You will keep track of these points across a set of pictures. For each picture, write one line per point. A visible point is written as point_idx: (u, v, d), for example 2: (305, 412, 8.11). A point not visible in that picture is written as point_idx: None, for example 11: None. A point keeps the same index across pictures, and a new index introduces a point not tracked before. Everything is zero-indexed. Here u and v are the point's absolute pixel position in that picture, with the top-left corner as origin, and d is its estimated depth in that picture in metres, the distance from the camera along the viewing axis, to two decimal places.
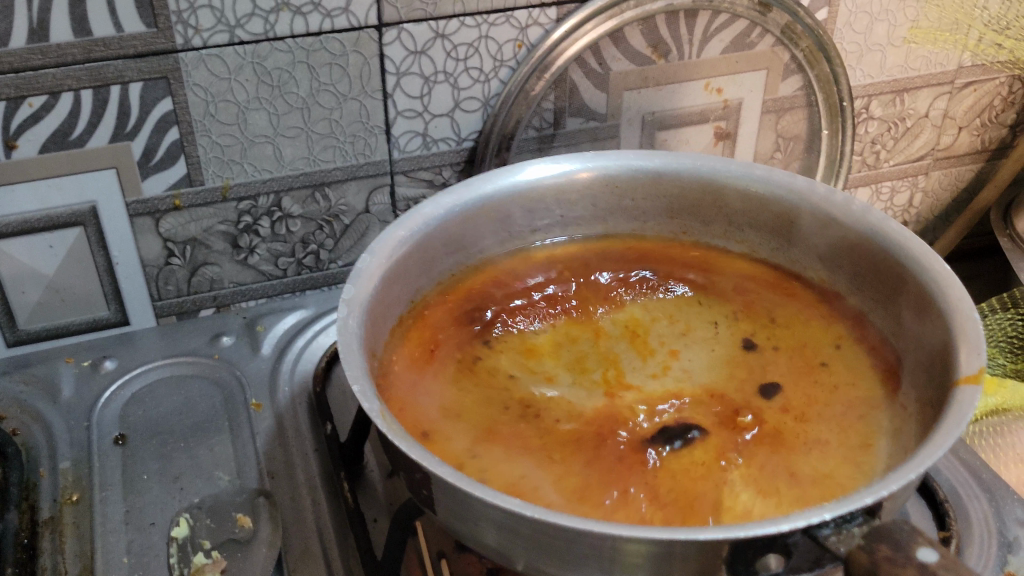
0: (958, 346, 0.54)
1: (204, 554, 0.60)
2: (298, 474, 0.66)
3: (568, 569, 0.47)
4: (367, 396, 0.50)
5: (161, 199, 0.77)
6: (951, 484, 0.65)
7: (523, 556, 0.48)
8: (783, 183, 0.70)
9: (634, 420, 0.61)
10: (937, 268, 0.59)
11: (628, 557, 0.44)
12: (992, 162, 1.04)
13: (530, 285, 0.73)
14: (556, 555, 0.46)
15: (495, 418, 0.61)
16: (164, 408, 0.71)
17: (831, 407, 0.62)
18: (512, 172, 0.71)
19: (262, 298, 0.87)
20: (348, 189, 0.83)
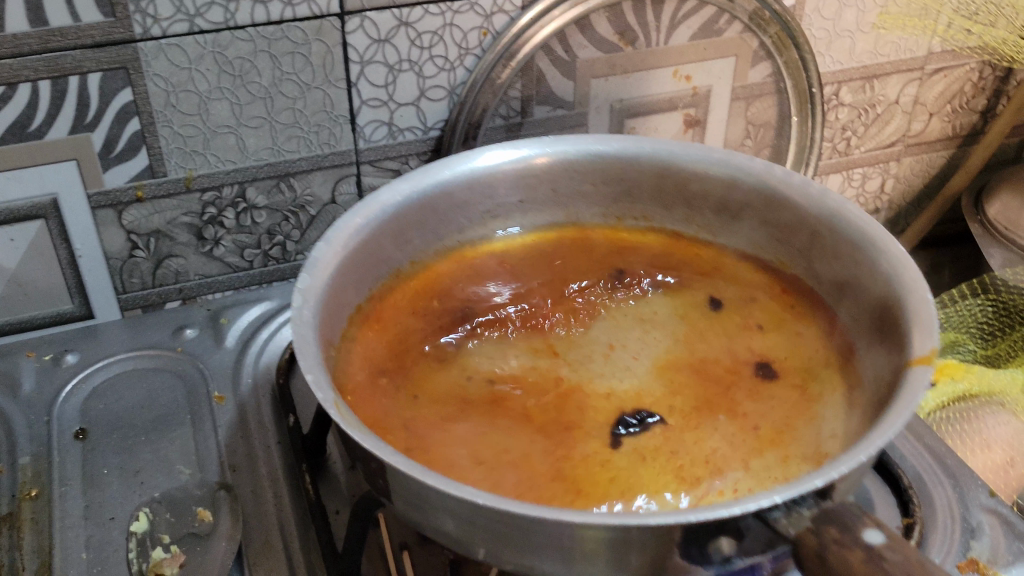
0: (911, 328, 0.54)
1: (163, 549, 0.59)
2: (260, 467, 0.65)
3: (523, 557, 0.47)
4: (321, 386, 0.50)
5: (123, 190, 0.77)
6: (916, 470, 0.65)
7: (480, 545, 0.48)
8: (741, 167, 0.69)
9: (592, 407, 0.61)
10: (891, 250, 0.59)
11: (584, 543, 0.45)
12: (963, 148, 1.04)
13: (491, 273, 0.73)
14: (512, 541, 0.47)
15: (454, 407, 0.61)
16: (126, 402, 0.71)
17: (789, 391, 0.63)
18: (470, 158, 0.70)
19: (229, 290, 0.86)
20: (313, 179, 0.83)
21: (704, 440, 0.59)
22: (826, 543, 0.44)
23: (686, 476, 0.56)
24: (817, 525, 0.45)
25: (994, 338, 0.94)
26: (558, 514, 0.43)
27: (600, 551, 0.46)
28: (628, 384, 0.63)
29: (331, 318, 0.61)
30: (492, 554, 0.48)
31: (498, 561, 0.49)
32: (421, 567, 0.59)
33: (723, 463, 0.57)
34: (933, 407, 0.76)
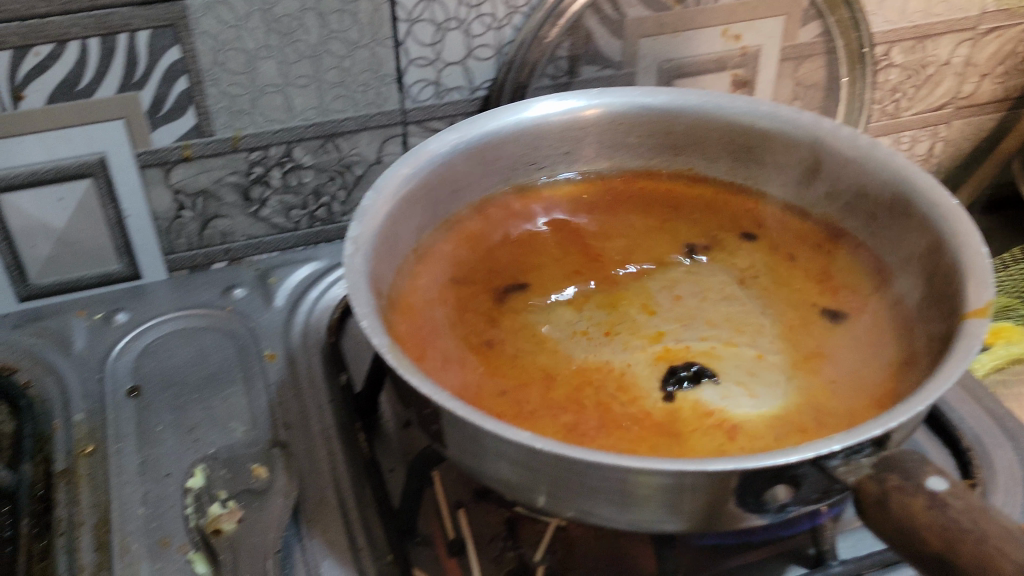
0: (965, 279, 0.54)
1: (221, 504, 0.59)
2: (313, 425, 0.65)
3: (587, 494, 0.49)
4: (376, 332, 0.51)
5: (170, 150, 0.76)
6: (975, 432, 0.64)
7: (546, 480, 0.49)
8: (791, 119, 0.68)
9: (645, 354, 0.61)
10: (944, 203, 0.58)
11: (644, 480, 0.46)
12: (1014, 111, 1.02)
13: (538, 222, 0.73)
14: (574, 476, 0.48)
15: (506, 353, 0.61)
16: (178, 360, 0.71)
17: (844, 341, 0.62)
18: (518, 109, 0.69)
19: (275, 252, 0.86)
20: (360, 140, 0.82)
21: (757, 391, 0.58)
22: (888, 488, 0.42)
23: (741, 424, 0.56)
24: (879, 473, 0.43)
25: None
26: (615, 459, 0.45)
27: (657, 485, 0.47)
28: (681, 331, 0.63)
29: (382, 269, 0.61)
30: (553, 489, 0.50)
31: (560, 498, 0.50)
32: (477, 524, 0.60)
33: (777, 415, 0.56)
34: (988, 368, 0.75)
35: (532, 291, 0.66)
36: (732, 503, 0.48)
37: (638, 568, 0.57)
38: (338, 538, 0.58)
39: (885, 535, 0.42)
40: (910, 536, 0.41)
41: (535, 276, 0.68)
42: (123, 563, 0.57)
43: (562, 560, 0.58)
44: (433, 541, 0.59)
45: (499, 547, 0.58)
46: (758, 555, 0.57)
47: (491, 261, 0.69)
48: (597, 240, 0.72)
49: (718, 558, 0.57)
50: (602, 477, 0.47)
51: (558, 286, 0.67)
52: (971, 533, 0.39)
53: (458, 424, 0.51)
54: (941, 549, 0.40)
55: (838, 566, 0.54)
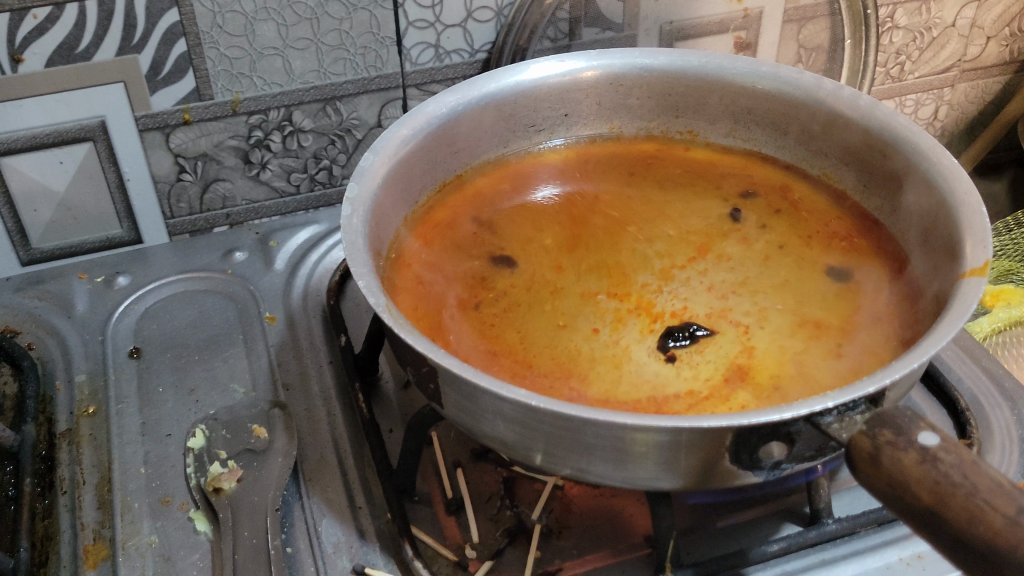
0: (964, 238, 0.54)
1: (221, 464, 0.60)
2: (313, 387, 0.66)
3: (581, 452, 0.50)
4: (373, 291, 0.51)
5: (170, 113, 0.76)
6: (973, 392, 0.64)
7: (543, 435, 0.50)
8: (791, 80, 0.67)
9: (644, 316, 0.61)
10: (944, 162, 0.58)
11: (639, 436, 0.47)
12: (1020, 73, 1.01)
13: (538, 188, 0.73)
14: (565, 432, 0.48)
15: (506, 313, 0.62)
16: (178, 322, 0.71)
17: (844, 301, 0.62)
18: (515, 71, 0.68)
19: (275, 216, 0.86)
20: (360, 103, 0.82)
21: (756, 351, 0.58)
22: (881, 444, 0.42)
23: (738, 382, 0.56)
24: (871, 429, 0.43)
25: None
26: (610, 416, 0.45)
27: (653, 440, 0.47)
28: (679, 293, 0.63)
29: (380, 229, 0.61)
30: (549, 443, 0.50)
31: (554, 453, 0.51)
32: (475, 484, 0.60)
33: (775, 373, 0.57)
34: (986, 332, 0.74)
35: (531, 253, 0.67)
36: (726, 460, 0.48)
37: (634, 526, 0.58)
38: (337, 497, 0.59)
39: (879, 490, 0.42)
40: (902, 491, 0.41)
41: (536, 239, 0.68)
42: (125, 521, 0.57)
43: (559, 518, 0.58)
44: (432, 500, 0.59)
45: (496, 506, 0.59)
46: (754, 513, 0.58)
47: (491, 225, 0.69)
48: (597, 202, 0.72)
49: (714, 516, 0.58)
50: (597, 434, 0.47)
51: (558, 248, 0.67)
52: (961, 487, 0.39)
53: (455, 384, 0.51)
54: (932, 503, 0.40)
55: (833, 524, 0.55)
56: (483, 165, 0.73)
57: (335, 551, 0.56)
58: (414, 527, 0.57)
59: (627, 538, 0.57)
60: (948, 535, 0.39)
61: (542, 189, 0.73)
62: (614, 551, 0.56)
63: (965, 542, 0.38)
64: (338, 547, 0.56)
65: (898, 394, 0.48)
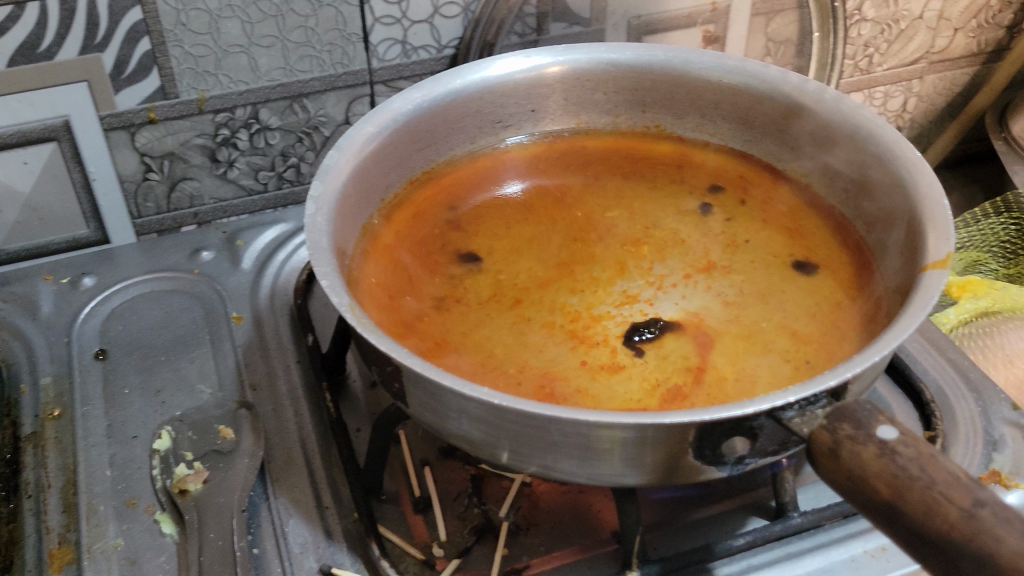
0: (926, 231, 0.54)
1: (187, 465, 0.60)
2: (280, 386, 0.66)
3: (547, 450, 0.50)
4: (336, 291, 0.51)
5: (135, 112, 0.76)
6: (938, 384, 0.64)
7: (510, 434, 0.50)
8: (757, 73, 0.67)
9: (612, 312, 0.61)
10: (907, 155, 0.58)
11: (608, 434, 0.47)
12: (988, 65, 1.01)
13: (504, 185, 0.73)
14: (532, 427, 0.48)
15: (473, 311, 0.62)
16: (145, 322, 0.71)
17: (809, 296, 0.62)
18: (481, 67, 0.68)
19: (243, 214, 0.86)
20: (327, 100, 0.82)
21: (723, 347, 0.58)
22: (840, 438, 0.42)
23: (704, 378, 0.56)
24: (831, 423, 0.43)
25: (1017, 258, 0.89)
26: (572, 414, 0.45)
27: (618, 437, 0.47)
28: (645, 289, 0.63)
29: (345, 227, 0.61)
30: (517, 441, 0.50)
31: (522, 451, 0.51)
32: (442, 482, 0.60)
33: (742, 368, 0.57)
34: (954, 324, 0.74)
35: (498, 252, 0.67)
36: (689, 455, 0.48)
37: (601, 522, 0.58)
38: (304, 497, 0.59)
39: (838, 483, 0.42)
40: (860, 485, 0.41)
41: (503, 237, 0.68)
42: (90, 524, 0.57)
43: (526, 515, 0.58)
44: (399, 499, 0.59)
45: (464, 504, 0.59)
46: (720, 507, 0.58)
47: (459, 222, 0.69)
48: (565, 199, 0.72)
49: (681, 512, 0.58)
50: (563, 434, 0.48)
51: (526, 246, 0.67)
52: (919, 481, 0.39)
53: (419, 382, 0.51)
54: (890, 497, 0.40)
55: (798, 518, 0.55)
56: (450, 162, 0.73)
57: (302, 552, 0.55)
58: (382, 526, 0.57)
59: (595, 535, 0.57)
60: (905, 528, 0.39)
61: (509, 187, 0.73)
62: (582, 548, 0.56)
63: (921, 535, 0.38)
64: (305, 547, 0.56)
65: (859, 386, 0.48)
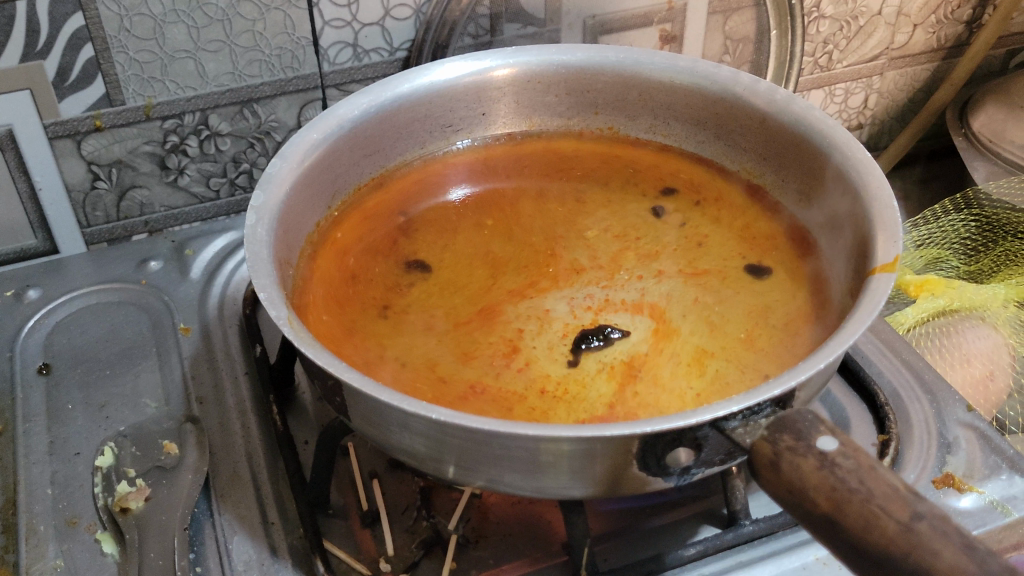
0: (875, 232, 0.53)
1: (129, 483, 0.58)
2: (227, 399, 0.64)
3: (491, 464, 0.49)
4: (274, 304, 0.50)
5: (80, 120, 0.74)
6: (893, 386, 0.64)
7: (457, 450, 0.49)
8: (708, 74, 0.66)
9: (561, 318, 0.60)
10: (857, 155, 0.57)
11: (557, 447, 0.46)
12: (948, 60, 1.01)
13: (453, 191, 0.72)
14: (473, 440, 0.47)
15: (420, 320, 0.61)
16: (90, 335, 0.69)
17: (761, 297, 0.62)
18: (430, 70, 0.67)
19: (195, 222, 0.85)
20: (278, 105, 0.81)
21: (672, 352, 0.58)
22: (780, 450, 0.41)
23: (653, 385, 0.55)
24: (772, 434, 0.42)
25: (978, 254, 0.89)
26: (511, 428, 0.44)
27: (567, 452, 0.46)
28: (596, 295, 0.62)
29: (288, 236, 0.60)
30: (463, 456, 0.49)
31: (469, 466, 0.50)
32: (391, 494, 0.59)
33: (692, 373, 0.56)
34: (912, 323, 0.73)
35: (446, 259, 0.66)
36: (634, 466, 0.48)
37: (552, 533, 0.57)
38: (249, 512, 0.57)
39: (780, 496, 0.41)
40: (801, 497, 0.40)
41: (452, 243, 0.67)
42: (30, 545, 0.55)
43: (476, 528, 0.57)
44: (347, 513, 0.58)
45: (412, 517, 0.58)
46: (673, 516, 0.57)
47: (408, 230, 0.68)
48: (516, 203, 0.71)
49: (633, 522, 0.57)
50: (508, 448, 0.47)
51: (476, 252, 0.66)
52: (858, 493, 0.38)
53: (359, 397, 0.50)
54: (829, 510, 0.39)
55: (750, 526, 0.54)
56: (398, 168, 0.72)
57: (246, 569, 0.54)
58: (328, 542, 0.56)
59: (545, 547, 0.56)
60: (844, 541, 0.38)
61: (457, 192, 0.72)
62: (531, 560, 0.55)
63: (860, 549, 0.38)
64: (249, 565, 0.55)
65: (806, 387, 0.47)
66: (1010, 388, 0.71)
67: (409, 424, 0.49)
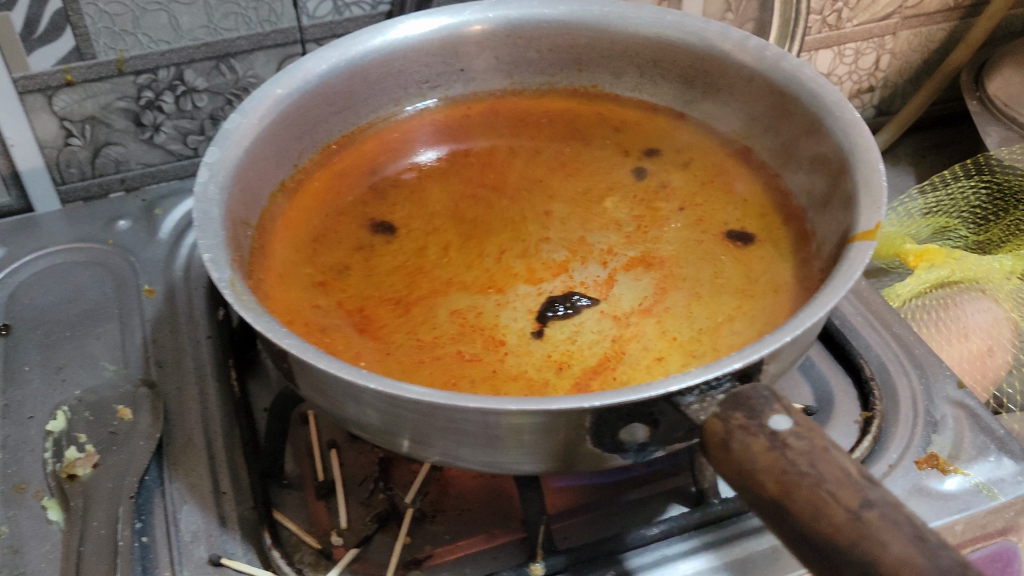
0: (860, 199, 0.50)
1: (78, 448, 0.57)
2: (186, 362, 0.62)
3: (443, 436, 0.46)
4: (217, 266, 0.47)
5: (51, 74, 0.71)
6: (881, 359, 0.60)
7: (412, 423, 0.46)
8: (696, 29, 0.62)
9: (528, 284, 0.58)
10: (844, 116, 0.54)
11: (512, 420, 0.43)
12: (965, 20, 0.95)
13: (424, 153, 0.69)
14: (423, 413, 0.45)
15: (380, 285, 0.58)
16: (52, 296, 0.67)
17: (739, 265, 0.59)
18: (403, 23, 0.63)
19: (173, 180, 0.83)
20: (256, 60, 0.78)
21: (640, 322, 0.55)
22: (731, 428, 0.38)
23: (617, 357, 0.53)
24: (725, 411, 0.39)
25: (987, 224, 0.85)
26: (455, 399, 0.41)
27: (526, 425, 0.44)
28: (564, 261, 0.59)
29: (246, 196, 0.57)
30: (416, 431, 0.46)
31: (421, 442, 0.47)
32: (349, 466, 0.57)
33: (661, 345, 0.53)
34: (909, 295, 0.70)
35: (412, 222, 0.63)
36: (587, 442, 0.45)
37: (513, 508, 0.55)
38: (201, 482, 0.55)
39: (731, 477, 0.38)
40: (750, 479, 0.37)
41: (422, 205, 0.65)
42: None
43: (434, 502, 0.55)
44: (302, 484, 0.56)
45: (369, 489, 0.56)
46: (640, 493, 0.55)
47: (376, 192, 0.66)
48: (490, 164, 0.68)
49: (597, 501, 0.55)
50: (455, 423, 0.45)
51: (444, 214, 0.64)
52: (808, 477, 0.35)
53: (306, 368, 0.47)
54: (778, 494, 0.36)
55: (718, 505, 0.52)
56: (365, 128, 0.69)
57: (192, 541, 0.52)
58: (279, 514, 0.54)
59: (504, 520, 0.54)
60: (792, 528, 0.36)
61: (424, 156, 0.69)
62: (488, 536, 0.53)
63: (807, 536, 0.35)
64: (196, 535, 0.52)
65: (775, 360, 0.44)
66: (1008, 364, 0.68)
67: (361, 396, 0.46)
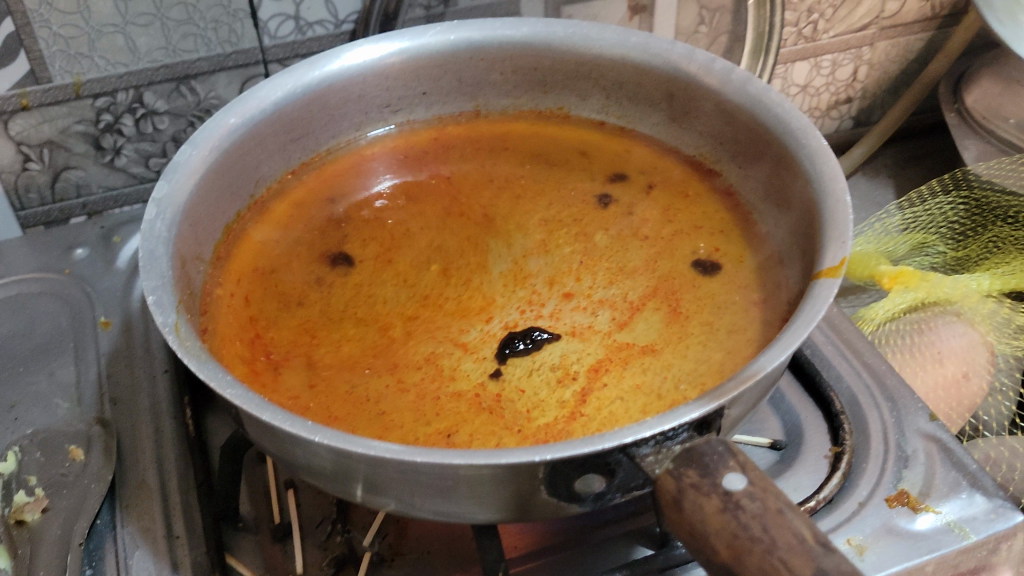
0: (825, 229, 0.47)
1: (27, 493, 0.55)
2: (140, 399, 0.61)
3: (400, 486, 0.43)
4: (161, 308, 0.43)
5: (6, 98, 0.68)
6: (851, 392, 0.59)
7: (361, 475, 0.44)
8: (661, 50, 0.61)
9: (489, 320, 0.56)
10: (811, 142, 0.52)
11: (469, 474, 0.41)
12: (944, 29, 0.92)
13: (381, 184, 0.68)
14: (382, 471, 0.42)
15: (335, 322, 0.56)
16: (4, 331, 0.66)
17: (707, 298, 0.57)
18: (361, 46, 0.62)
19: (138, 204, 0.80)
20: (217, 81, 0.75)
21: (602, 360, 0.53)
22: (684, 486, 0.36)
23: (580, 398, 0.51)
24: (677, 467, 0.37)
25: (965, 240, 0.83)
26: (408, 454, 0.38)
27: (482, 479, 0.41)
28: (527, 295, 0.58)
29: (195, 227, 0.55)
30: (366, 484, 0.44)
31: (372, 498, 0.46)
32: (307, 508, 0.56)
33: (626, 386, 0.51)
34: (883, 319, 0.70)
35: (370, 254, 0.61)
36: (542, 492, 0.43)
37: (470, 550, 0.54)
38: (153, 524, 0.53)
39: (682, 535, 0.37)
40: (701, 540, 0.36)
41: (383, 237, 0.63)
42: None
43: (392, 544, 0.54)
44: (257, 527, 0.56)
45: (326, 531, 0.55)
46: (601, 535, 0.54)
47: (336, 222, 0.64)
48: (454, 191, 0.67)
49: (561, 542, 0.53)
50: (407, 476, 0.42)
51: (406, 247, 0.62)
52: (760, 542, 0.35)
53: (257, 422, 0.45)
54: (729, 559, 0.35)
55: (683, 548, 0.50)
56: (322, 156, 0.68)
57: None
58: (231, 558, 0.54)
59: (458, 560, 0.53)
60: None
61: (384, 184, 0.68)
62: None
63: None
64: None
65: (738, 406, 0.42)
66: (984, 390, 0.67)
67: (312, 450, 0.43)
